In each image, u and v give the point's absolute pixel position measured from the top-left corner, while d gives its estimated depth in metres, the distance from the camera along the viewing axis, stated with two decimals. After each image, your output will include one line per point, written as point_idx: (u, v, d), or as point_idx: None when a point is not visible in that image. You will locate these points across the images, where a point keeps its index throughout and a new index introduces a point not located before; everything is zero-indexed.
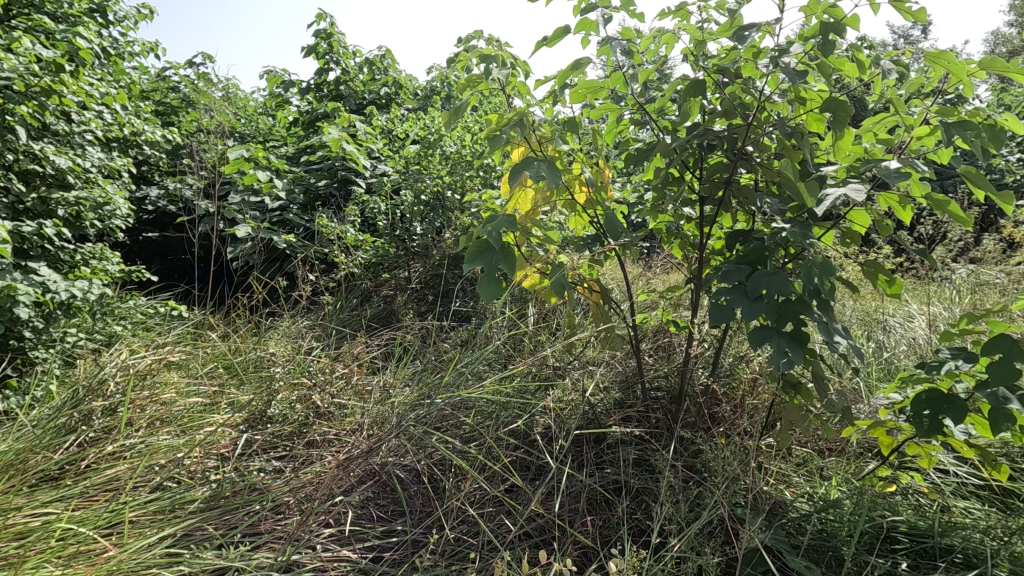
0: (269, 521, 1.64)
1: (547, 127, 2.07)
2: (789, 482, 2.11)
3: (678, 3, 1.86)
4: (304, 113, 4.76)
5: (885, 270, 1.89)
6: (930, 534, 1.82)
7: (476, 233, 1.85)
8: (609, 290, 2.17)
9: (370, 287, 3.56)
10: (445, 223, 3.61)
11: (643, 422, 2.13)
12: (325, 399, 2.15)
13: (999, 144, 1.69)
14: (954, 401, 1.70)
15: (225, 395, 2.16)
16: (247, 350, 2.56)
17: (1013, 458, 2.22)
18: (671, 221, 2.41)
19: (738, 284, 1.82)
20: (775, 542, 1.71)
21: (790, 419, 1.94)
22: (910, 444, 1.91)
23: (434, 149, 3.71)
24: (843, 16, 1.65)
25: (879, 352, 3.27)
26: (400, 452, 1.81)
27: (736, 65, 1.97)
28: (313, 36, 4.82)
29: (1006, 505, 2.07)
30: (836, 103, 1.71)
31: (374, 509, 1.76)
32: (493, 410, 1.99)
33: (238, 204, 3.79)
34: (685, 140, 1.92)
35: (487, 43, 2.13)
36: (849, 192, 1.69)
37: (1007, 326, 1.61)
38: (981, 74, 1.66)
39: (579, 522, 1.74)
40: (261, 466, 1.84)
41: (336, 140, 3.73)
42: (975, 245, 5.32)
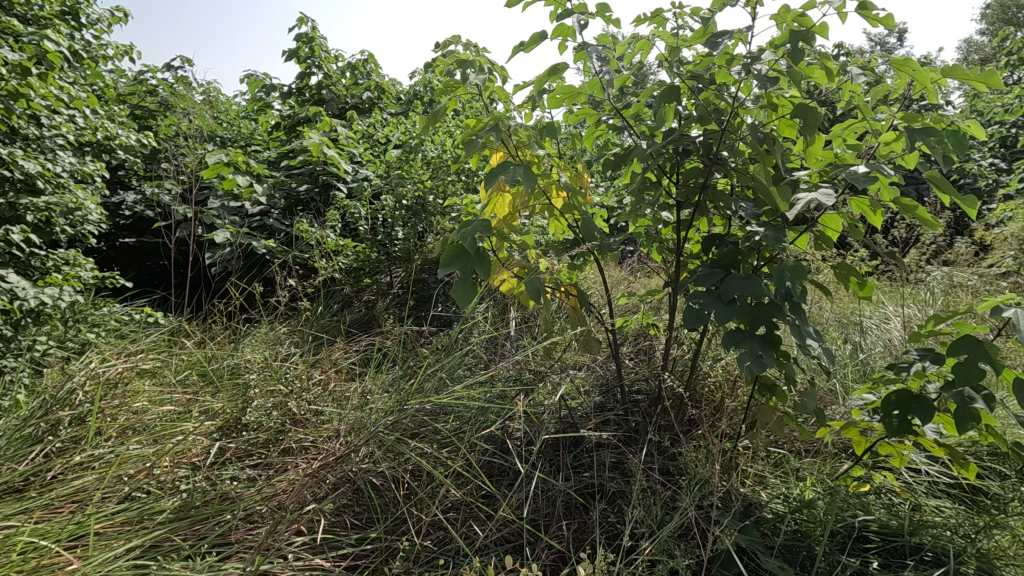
0: (240, 530, 1.62)
1: (525, 132, 2.07)
2: (765, 484, 2.13)
3: (653, 10, 1.88)
4: (285, 117, 4.74)
5: (856, 273, 1.92)
6: (901, 533, 1.85)
7: (451, 238, 1.84)
8: (586, 294, 2.17)
9: (351, 293, 3.55)
10: (428, 227, 3.58)
11: (621, 425, 2.14)
12: (302, 405, 2.12)
13: (962, 150, 1.73)
14: (923, 401, 1.73)
15: (199, 403, 2.13)
16: (223, 357, 2.52)
17: (982, 457, 2.27)
18: (649, 225, 2.43)
19: (712, 288, 1.83)
20: (749, 543, 1.73)
21: (766, 420, 1.96)
22: (882, 444, 1.93)
23: (415, 154, 3.70)
24: (812, 24, 1.68)
25: (856, 353, 3.32)
26: (375, 458, 1.80)
27: (711, 71, 1.99)
28: (294, 40, 4.78)
29: (976, 503, 2.11)
30: (805, 109, 1.73)
31: (348, 517, 1.75)
32: (471, 416, 1.98)
33: (217, 209, 3.74)
34: (660, 145, 1.94)
35: (465, 49, 2.13)
36: (821, 197, 1.73)
37: (972, 327, 1.64)
38: (944, 82, 1.70)
39: (554, 527, 1.75)
40: (234, 474, 1.82)
41: (317, 144, 3.71)
42: (947, 247, 5.44)
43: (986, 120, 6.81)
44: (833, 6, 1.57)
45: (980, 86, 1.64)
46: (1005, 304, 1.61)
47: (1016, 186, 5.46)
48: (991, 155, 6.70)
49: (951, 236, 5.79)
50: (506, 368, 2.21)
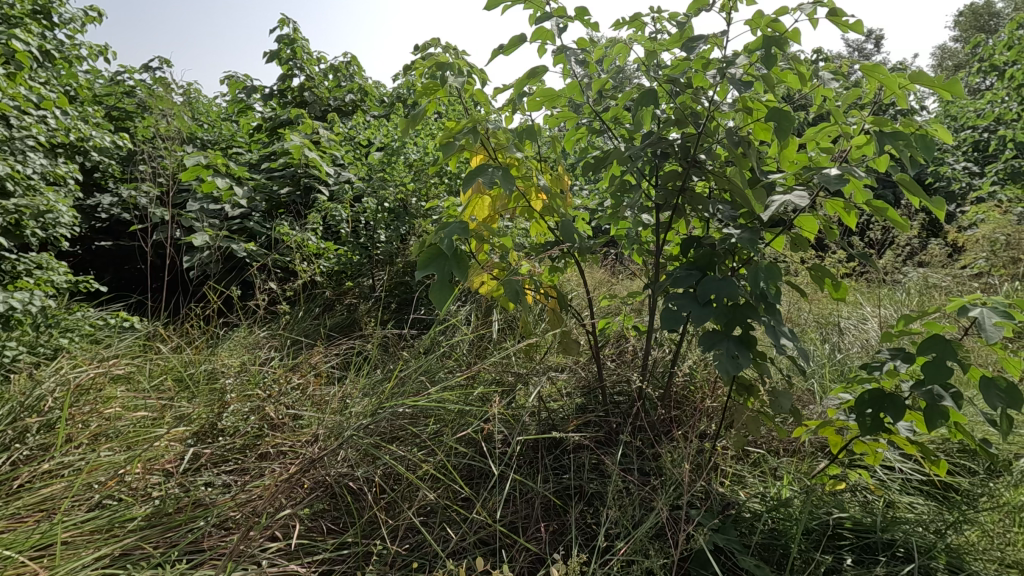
0: (213, 537, 1.60)
1: (504, 135, 2.08)
2: (743, 483, 2.16)
3: (631, 14, 1.90)
4: (266, 119, 4.69)
5: (831, 275, 1.94)
6: (873, 529, 1.87)
7: (427, 241, 1.84)
8: (565, 296, 2.18)
9: (333, 296, 3.53)
10: (411, 230, 3.57)
11: (602, 427, 2.15)
12: (280, 410, 2.10)
13: (929, 153, 1.77)
14: (895, 399, 1.75)
15: (174, 408, 2.09)
16: (200, 362, 2.48)
17: (951, 454, 2.32)
18: (629, 227, 2.44)
19: (688, 289, 1.85)
20: (725, 542, 1.74)
21: (744, 421, 1.97)
22: (857, 443, 1.95)
23: (397, 156, 3.70)
24: (785, 30, 1.71)
25: (833, 353, 3.37)
26: (352, 462, 1.79)
27: (688, 75, 2.02)
28: (276, 42, 4.75)
29: (947, 499, 2.16)
30: (779, 113, 1.75)
31: (325, 522, 1.75)
32: (449, 418, 1.98)
33: (196, 211, 3.68)
34: (637, 148, 1.96)
35: (444, 51, 2.12)
36: (794, 199, 1.75)
37: (940, 327, 1.67)
38: (912, 87, 1.73)
39: (532, 529, 1.76)
40: (208, 480, 1.79)
41: (298, 146, 3.67)
42: (922, 248, 5.54)
43: (960, 125, 6.97)
44: (804, 13, 1.60)
45: (947, 92, 1.68)
46: (971, 304, 1.64)
47: (988, 189, 5.59)
48: (965, 158, 6.78)
49: (925, 237, 5.91)
50: (488, 371, 2.20)
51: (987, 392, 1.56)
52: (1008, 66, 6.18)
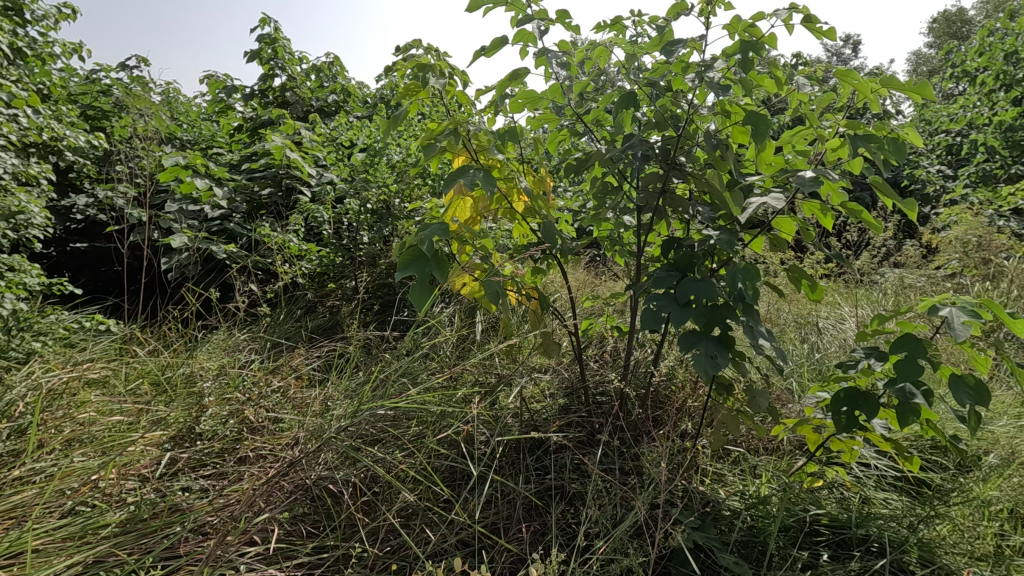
0: (190, 543, 1.58)
1: (485, 136, 2.08)
2: (723, 482, 2.19)
3: (612, 17, 1.92)
4: (247, 119, 4.63)
5: (807, 275, 1.97)
6: (849, 525, 1.91)
7: (407, 242, 1.83)
8: (547, 297, 2.19)
9: (315, 298, 3.51)
10: (394, 231, 3.56)
11: (584, 427, 2.17)
12: (259, 413, 2.08)
13: (901, 156, 1.81)
14: (869, 397, 1.78)
15: (151, 412, 2.06)
16: (178, 365, 2.44)
17: (923, 450, 2.38)
18: (612, 229, 2.46)
19: (668, 290, 1.86)
20: (705, 540, 1.77)
21: (724, 420, 1.99)
22: (834, 440, 1.99)
23: (380, 158, 3.70)
24: (762, 35, 1.74)
25: (812, 353, 3.43)
26: (332, 465, 1.78)
27: (667, 79, 2.04)
28: (257, 42, 4.70)
29: (920, 494, 2.21)
30: (756, 116, 1.78)
31: (305, 525, 1.74)
32: (431, 420, 1.97)
33: (174, 212, 3.63)
34: (618, 150, 1.98)
35: (426, 52, 2.11)
36: (771, 201, 1.78)
37: (912, 326, 1.70)
38: (884, 92, 1.77)
39: (513, 530, 1.77)
40: (185, 486, 1.76)
41: (279, 147, 3.64)
42: (897, 249, 5.65)
43: (934, 129, 7.12)
44: (780, 18, 1.63)
45: (917, 97, 1.72)
46: (941, 304, 1.68)
47: (960, 192, 5.72)
48: (938, 162, 6.93)
49: (901, 238, 6.03)
50: (470, 372, 2.20)
51: (957, 389, 1.60)
52: (979, 72, 6.32)
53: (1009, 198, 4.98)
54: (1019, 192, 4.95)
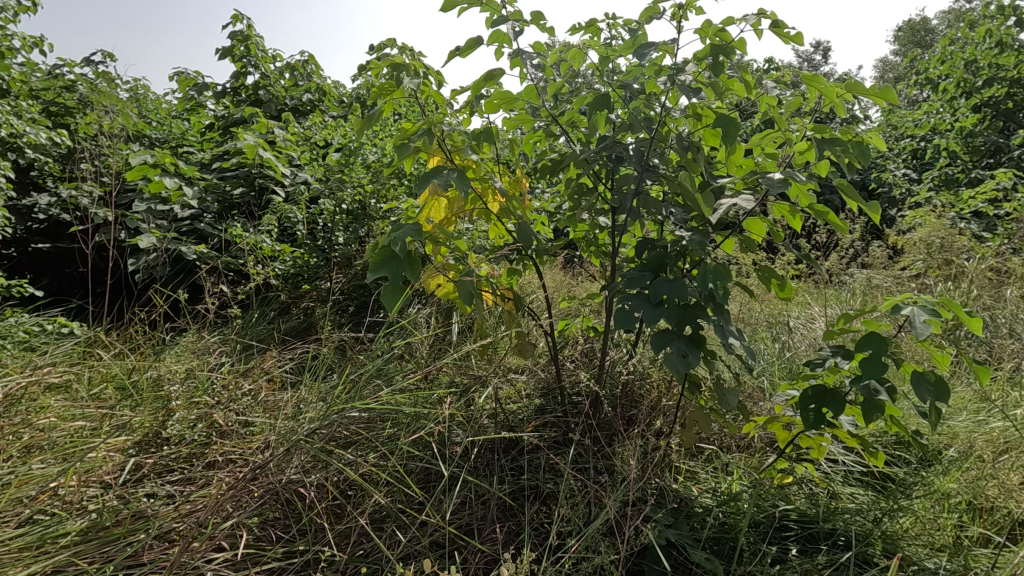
0: (154, 550, 1.55)
1: (460, 137, 2.08)
2: (696, 479, 2.23)
3: (587, 20, 1.93)
4: (219, 117, 4.54)
5: (777, 276, 2.01)
6: (816, 519, 1.96)
7: (380, 242, 1.82)
8: (522, 298, 2.20)
9: (288, 299, 3.46)
10: (370, 232, 3.54)
11: (560, 427, 2.17)
12: (229, 417, 2.04)
13: (865, 159, 1.86)
14: (835, 394, 1.82)
15: (115, 417, 2.00)
16: (145, 369, 2.38)
17: (887, 445, 2.45)
18: (588, 230, 2.48)
19: (641, 289, 1.88)
20: (677, 537, 1.78)
21: (696, 419, 2.02)
22: (803, 437, 2.03)
23: (355, 158, 3.68)
24: (731, 40, 1.78)
25: (783, 351, 3.50)
26: (304, 469, 1.75)
27: (640, 81, 2.06)
28: (228, 38, 4.61)
29: (884, 488, 2.27)
30: (726, 119, 1.81)
31: (275, 530, 1.71)
32: (406, 422, 1.96)
33: (142, 212, 3.53)
34: (593, 151, 1.99)
35: (400, 52, 2.09)
36: (740, 203, 1.82)
37: (877, 325, 1.74)
38: (849, 96, 1.82)
39: (486, 531, 1.78)
40: (151, 492, 1.72)
41: (252, 146, 3.57)
42: (865, 250, 5.81)
43: (900, 134, 7.32)
44: (748, 24, 1.67)
45: (881, 101, 1.77)
46: (903, 303, 1.73)
47: (924, 195, 5.90)
48: (904, 165, 7.11)
49: (868, 240, 6.19)
50: (445, 373, 2.19)
51: (919, 385, 1.65)
52: (942, 80, 6.52)
53: (970, 201, 5.16)
54: (979, 195, 5.13)
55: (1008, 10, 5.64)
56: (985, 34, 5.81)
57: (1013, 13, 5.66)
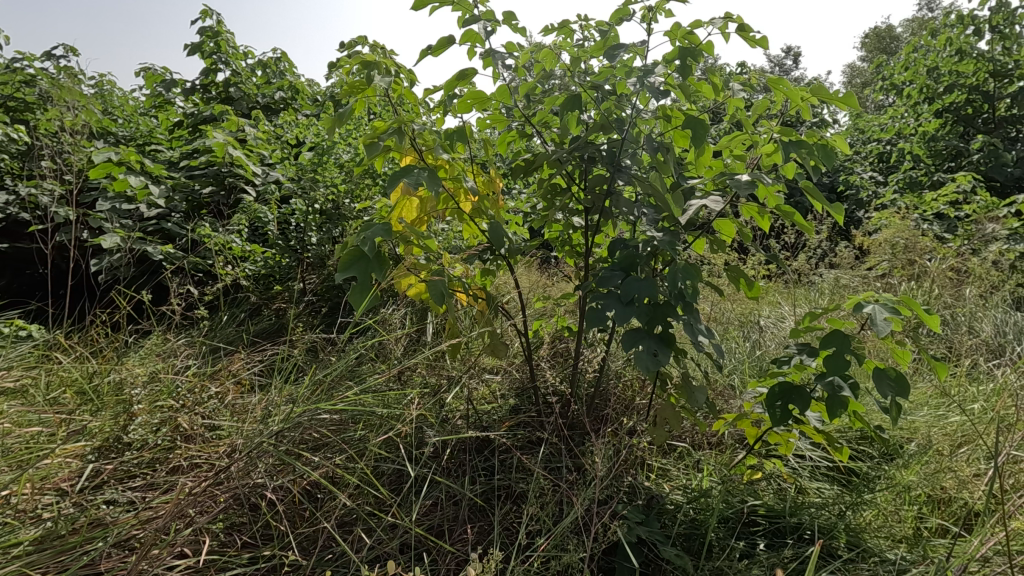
0: (112, 558, 1.50)
1: (432, 136, 2.06)
2: (667, 477, 2.25)
3: (559, 21, 1.94)
4: (188, 115, 4.44)
5: (746, 275, 2.04)
6: (783, 514, 1.99)
7: (349, 241, 1.80)
8: (494, 298, 2.19)
9: (259, 300, 3.40)
10: (343, 232, 3.50)
11: (533, 427, 2.18)
12: (195, 421, 1.99)
13: (829, 162, 1.90)
14: (801, 391, 1.86)
15: (74, 422, 1.92)
16: (107, 373, 2.31)
17: (852, 441, 2.51)
18: (562, 230, 2.48)
19: (612, 289, 1.90)
20: (648, 534, 1.80)
21: (667, 417, 2.04)
22: (771, 433, 2.06)
23: (328, 157, 3.63)
24: (700, 43, 1.80)
25: (753, 350, 3.56)
26: (270, 472, 1.72)
27: (612, 83, 2.07)
28: (197, 34, 4.51)
29: (849, 483, 2.33)
30: (695, 121, 1.83)
31: (239, 535, 1.68)
32: (376, 423, 1.94)
33: (105, 211, 3.43)
34: (564, 152, 2.00)
35: (372, 49, 2.07)
36: (709, 204, 1.84)
37: (840, 323, 1.78)
38: (814, 100, 1.86)
39: (458, 532, 1.77)
40: (110, 498, 1.66)
41: (221, 144, 3.50)
42: (832, 251, 5.95)
43: (867, 138, 7.52)
44: (716, 27, 1.69)
45: (843, 105, 1.81)
46: (865, 302, 1.77)
47: (889, 198, 6.07)
48: (871, 168, 7.29)
49: (836, 241, 6.34)
50: (418, 374, 2.18)
51: (880, 382, 1.70)
52: (906, 85, 6.71)
53: (932, 203, 5.32)
54: (940, 197, 5.30)
55: (967, 20, 5.84)
56: (946, 42, 6.00)
57: (971, 22, 5.87)
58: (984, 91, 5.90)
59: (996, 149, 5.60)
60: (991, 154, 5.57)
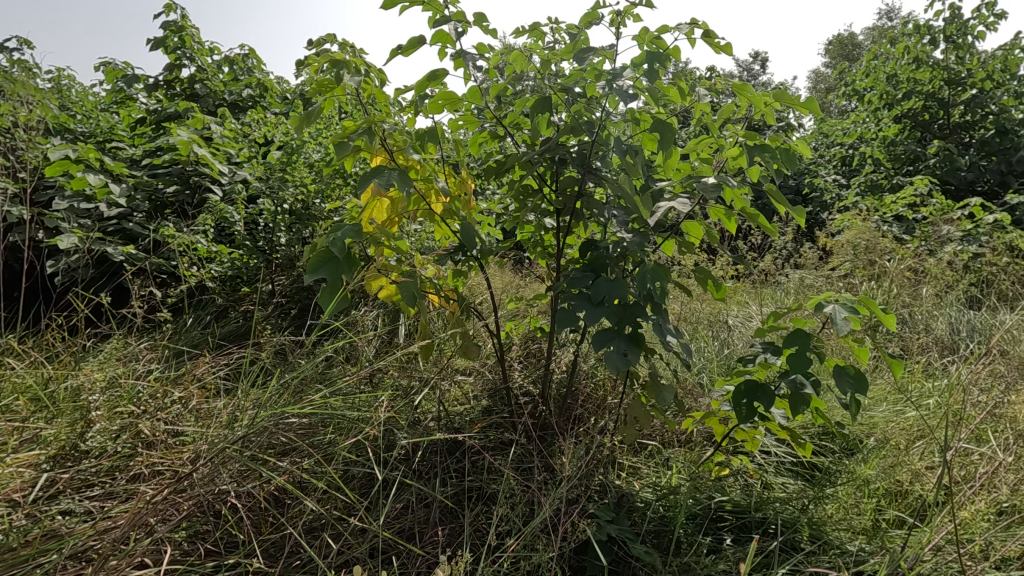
0: (67, 570, 1.45)
1: (403, 137, 2.04)
2: (638, 475, 2.29)
3: (529, 23, 1.94)
4: (151, 111, 4.31)
5: (712, 276, 2.08)
6: (748, 509, 2.04)
7: (318, 242, 1.78)
8: (466, 299, 2.19)
9: (226, 303, 3.32)
10: (313, 232, 3.45)
11: (504, 428, 2.19)
12: (156, 427, 1.93)
13: (792, 165, 1.95)
14: (766, 389, 1.90)
15: (26, 430, 1.84)
16: (63, 378, 2.22)
17: (814, 436, 2.59)
18: (534, 231, 2.50)
19: (582, 289, 1.91)
20: (617, 532, 1.82)
21: (637, 416, 2.07)
22: (738, 430, 2.11)
23: (297, 156, 3.57)
24: (666, 48, 1.83)
25: (722, 349, 3.65)
26: (236, 478, 1.69)
27: (582, 86, 2.09)
28: (161, 29, 4.39)
29: (812, 477, 2.41)
30: (663, 124, 1.86)
31: (203, 544, 1.64)
32: (346, 427, 1.92)
33: (62, 211, 3.30)
34: (535, 153, 2.00)
35: (341, 48, 2.04)
36: (677, 206, 1.87)
37: (802, 322, 1.83)
38: (776, 105, 1.90)
39: (428, 535, 1.77)
40: (66, 508, 1.61)
41: (185, 142, 3.37)
42: (797, 251, 6.12)
43: (831, 142, 7.74)
44: (682, 33, 1.72)
45: (805, 111, 1.86)
46: (826, 302, 1.82)
47: (851, 200, 6.27)
48: (834, 171, 7.51)
49: (802, 242, 6.52)
50: (389, 376, 2.16)
51: (840, 379, 1.75)
52: (867, 91, 6.94)
53: (891, 206, 5.52)
54: (900, 200, 5.51)
55: (923, 29, 6.07)
56: (904, 50, 6.23)
57: (927, 31, 6.11)
58: (940, 98, 6.13)
59: (951, 153, 5.83)
60: (946, 159, 5.80)
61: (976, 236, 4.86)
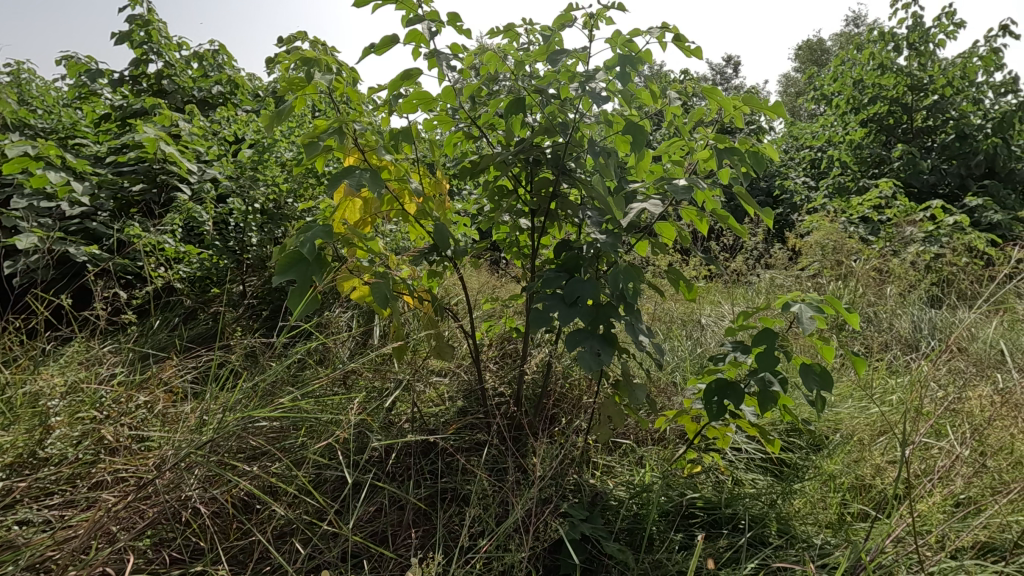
0: None
1: (376, 136, 2.03)
2: (612, 473, 2.31)
3: (503, 23, 1.94)
4: (116, 107, 4.18)
5: (684, 277, 2.11)
6: (719, 505, 2.08)
7: (288, 243, 1.75)
8: (440, 300, 2.18)
9: (194, 304, 3.25)
10: (285, 232, 3.40)
11: (479, 429, 2.19)
12: (120, 433, 1.88)
13: (761, 168, 1.99)
14: (736, 387, 1.93)
15: None
16: (21, 382, 2.14)
17: (782, 433, 2.65)
18: (509, 232, 2.50)
19: (556, 290, 1.92)
20: (591, 530, 1.84)
21: (610, 415, 2.09)
22: (710, 428, 2.15)
23: (268, 154, 3.51)
24: (638, 51, 1.85)
25: (694, 348, 3.71)
26: (203, 483, 1.65)
27: (556, 87, 2.10)
28: (126, 22, 4.26)
29: (781, 472, 2.46)
30: (635, 126, 1.88)
31: (169, 551, 1.60)
32: (318, 430, 1.90)
33: (21, 209, 3.16)
34: (509, 154, 2.01)
35: (312, 46, 2.01)
36: (649, 207, 1.89)
37: (770, 321, 1.86)
38: (745, 109, 1.94)
39: (401, 538, 1.76)
40: (24, 518, 1.55)
41: (152, 139, 3.27)
42: (768, 252, 6.24)
43: (800, 144, 7.93)
44: (654, 36, 1.74)
45: (773, 115, 1.90)
46: (793, 301, 1.86)
47: (819, 202, 6.43)
48: (803, 173, 7.70)
49: (772, 243, 6.66)
50: (362, 377, 2.14)
51: (807, 377, 1.79)
52: (834, 96, 7.12)
53: (857, 207, 5.68)
54: (865, 202, 5.67)
55: (888, 36, 6.26)
56: (870, 57, 6.41)
57: (891, 39, 6.30)
58: (904, 103, 6.33)
59: (913, 157, 6.02)
60: (909, 162, 5.98)
61: (937, 237, 5.03)
